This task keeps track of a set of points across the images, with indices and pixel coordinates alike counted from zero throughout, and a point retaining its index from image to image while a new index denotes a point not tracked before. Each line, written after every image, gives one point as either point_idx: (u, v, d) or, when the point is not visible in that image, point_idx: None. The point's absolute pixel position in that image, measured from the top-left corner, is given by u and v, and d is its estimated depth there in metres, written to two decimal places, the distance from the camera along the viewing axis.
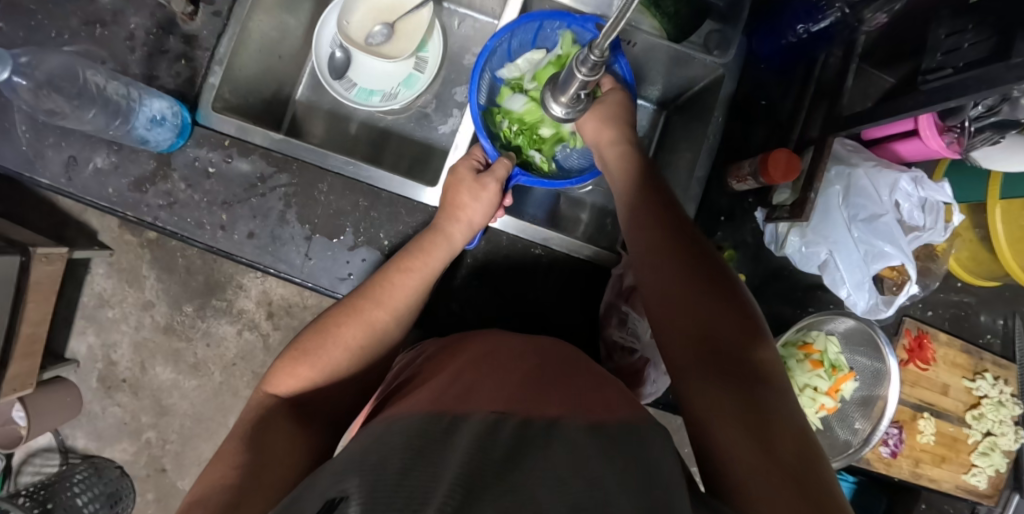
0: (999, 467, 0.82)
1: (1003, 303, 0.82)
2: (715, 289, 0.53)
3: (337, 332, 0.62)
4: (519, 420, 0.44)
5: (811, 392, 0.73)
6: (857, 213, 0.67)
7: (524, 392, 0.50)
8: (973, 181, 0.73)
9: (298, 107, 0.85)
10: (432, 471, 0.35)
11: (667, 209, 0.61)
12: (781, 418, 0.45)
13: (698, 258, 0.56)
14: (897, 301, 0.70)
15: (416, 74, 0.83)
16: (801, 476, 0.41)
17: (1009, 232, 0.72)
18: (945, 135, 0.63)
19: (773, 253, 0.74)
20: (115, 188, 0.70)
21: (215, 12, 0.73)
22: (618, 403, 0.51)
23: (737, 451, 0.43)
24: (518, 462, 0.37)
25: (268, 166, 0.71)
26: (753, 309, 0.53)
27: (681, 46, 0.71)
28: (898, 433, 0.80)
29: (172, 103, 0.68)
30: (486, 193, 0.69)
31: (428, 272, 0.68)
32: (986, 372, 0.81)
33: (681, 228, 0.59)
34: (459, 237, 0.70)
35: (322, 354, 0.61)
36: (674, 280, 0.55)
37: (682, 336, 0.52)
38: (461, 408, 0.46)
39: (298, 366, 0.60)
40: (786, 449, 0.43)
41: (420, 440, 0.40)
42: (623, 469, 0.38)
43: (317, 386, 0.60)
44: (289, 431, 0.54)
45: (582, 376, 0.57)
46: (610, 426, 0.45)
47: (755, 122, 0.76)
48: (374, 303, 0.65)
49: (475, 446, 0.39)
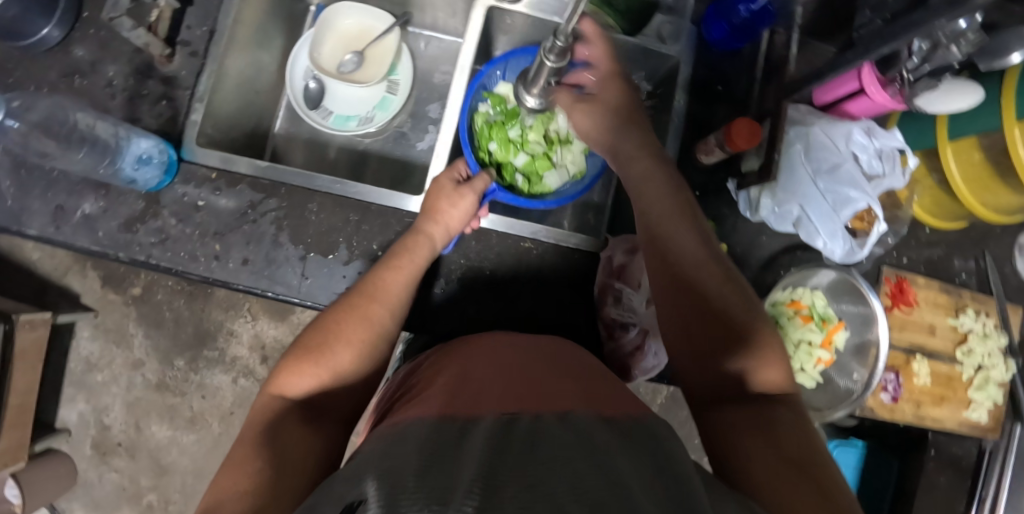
0: (996, 399, 0.85)
1: (971, 244, 0.87)
2: (727, 297, 0.54)
3: (341, 332, 0.60)
4: (530, 416, 0.45)
5: (806, 347, 0.77)
6: (820, 166, 0.71)
7: (533, 392, 0.51)
8: (922, 127, 0.79)
9: (278, 140, 0.88)
10: (448, 471, 0.35)
11: (672, 206, 0.59)
12: (781, 419, 0.45)
13: (729, 288, 0.54)
14: (868, 242, 0.73)
15: (389, 96, 0.87)
16: (813, 470, 0.40)
17: (965, 173, 0.77)
18: (887, 88, 0.69)
19: (749, 220, 0.77)
20: (105, 231, 0.70)
21: (191, 53, 0.75)
22: (629, 404, 0.50)
23: (746, 452, 0.43)
24: (532, 458, 0.37)
25: (256, 193, 0.72)
26: (775, 344, 0.52)
27: (640, 39, 0.77)
28: (895, 378, 0.83)
29: (158, 141, 0.70)
30: (464, 202, 0.72)
31: (414, 269, 0.68)
32: (967, 308, 0.85)
33: (687, 225, 0.58)
34: (439, 240, 0.71)
35: (327, 355, 0.58)
36: (688, 282, 0.55)
37: (695, 348, 0.52)
38: (471, 412, 0.47)
39: (304, 365, 0.57)
40: (798, 449, 0.42)
41: (435, 442, 0.40)
42: (631, 456, 0.38)
43: (323, 381, 0.57)
44: (301, 432, 0.51)
45: (592, 373, 0.58)
46: (623, 422, 0.45)
47: (716, 100, 0.80)
48: (370, 298, 0.64)
49: (489, 446, 0.39)
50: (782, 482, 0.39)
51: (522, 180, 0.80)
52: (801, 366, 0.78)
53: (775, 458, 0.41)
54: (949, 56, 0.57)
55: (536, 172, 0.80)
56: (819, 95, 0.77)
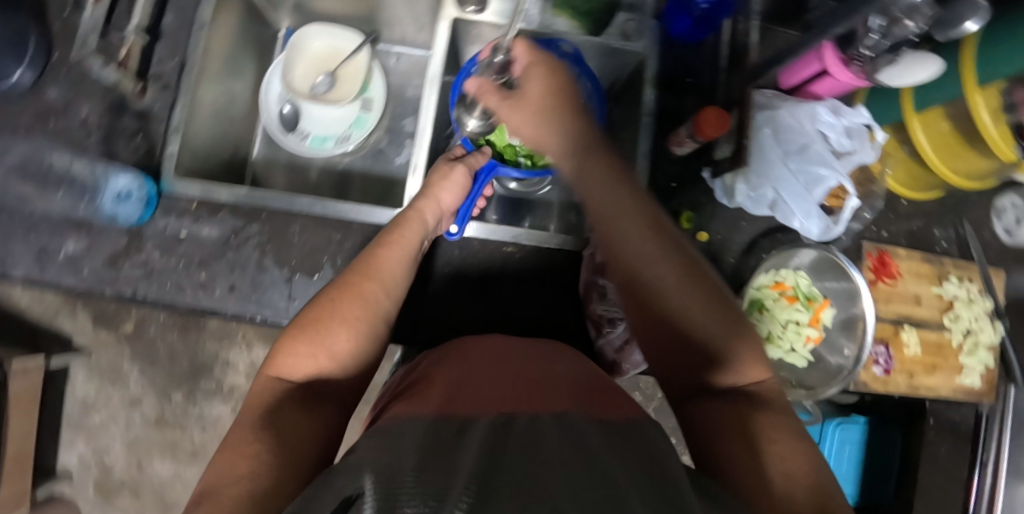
0: (987, 363, 0.86)
1: (949, 213, 0.89)
2: (694, 293, 0.53)
3: (337, 310, 0.58)
4: (527, 417, 0.45)
5: (795, 327, 0.78)
6: (790, 147, 0.72)
7: (527, 393, 0.50)
8: (888, 103, 0.80)
9: (256, 166, 0.89)
10: (446, 470, 0.36)
11: (629, 203, 0.58)
12: (760, 419, 0.46)
13: (700, 287, 0.53)
14: (843, 217, 0.74)
15: (364, 114, 0.88)
16: (795, 476, 0.41)
17: (935, 143, 0.78)
18: (849, 65, 0.69)
19: (726, 207, 0.78)
20: (90, 269, 0.71)
21: (164, 86, 0.76)
22: (621, 402, 0.50)
23: (730, 452, 0.44)
24: (527, 461, 0.38)
25: (238, 220, 0.73)
26: (748, 339, 0.52)
27: (602, 38, 0.80)
28: (886, 351, 0.83)
29: (137, 177, 0.70)
30: (456, 177, 0.72)
31: (406, 247, 0.67)
32: (950, 275, 0.86)
33: (649, 219, 0.57)
34: (432, 217, 0.71)
35: (324, 333, 0.56)
36: (654, 281, 0.54)
37: (671, 349, 0.53)
38: (467, 413, 0.47)
39: (301, 345, 0.55)
40: (779, 449, 0.43)
41: (432, 442, 0.40)
42: (623, 457, 0.39)
43: (321, 362, 0.55)
44: (303, 411, 0.50)
45: (583, 370, 0.59)
46: (617, 425, 0.45)
47: (685, 91, 0.82)
48: (365, 275, 0.62)
49: (486, 448, 0.39)
50: (763, 489, 0.40)
51: (524, 159, 0.78)
52: (791, 347, 0.79)
53: (756, 461, 0.42)
54: (903, 29, 0.58)
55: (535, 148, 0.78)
56: (784, 78, 0.78)
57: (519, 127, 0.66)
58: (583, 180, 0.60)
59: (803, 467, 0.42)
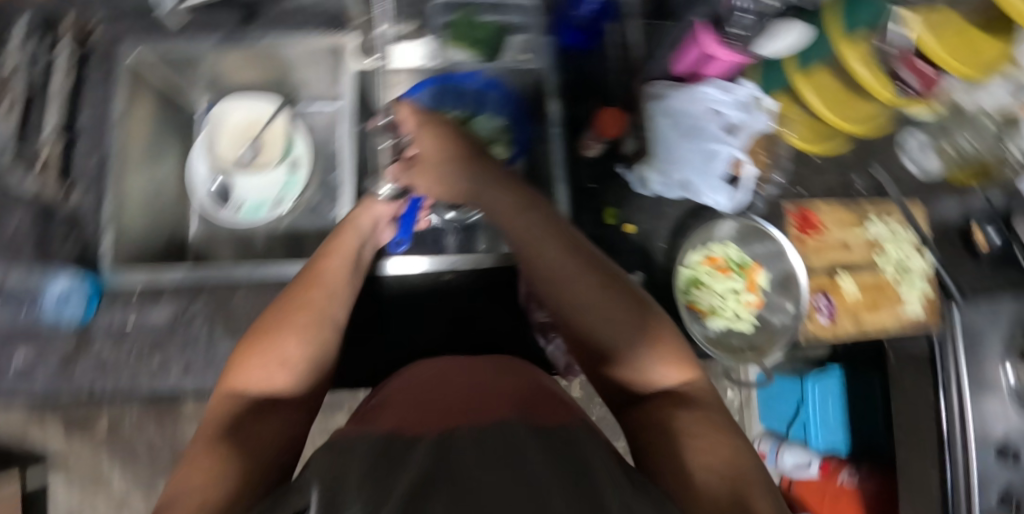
0: (925, 289, 0.89)
1: (856, 162, 0.94)
2: (616, 301, 0.56)
3: (285, 321, 0.58)
4: (469, 426, 0.43)
5: (734, 295, 0.82)
6: (684, 129, 0.78)
7: (473, 397, 0.51)
8: (775, 72, 0.86)
9: (197, 244, 0.91)
10: (382, 488, 0.34)
11: (544, 226, 0.61)
12: (682, 417, 0.50)
13: (620, 298, 0.57)
14: (745, 185, 0.80)
15: (293, 175, 0.91)
16: (716, 461, 0.44)
17: (826, 99, 0.82)
18: (726, 45, 0.74)
19: (642, 195, 0.81)
20: (44, 377, 0.71)
21: (88, 185, 0.78)
22: (558, 409, 0.50)
23: (660, 451, 0.47)
24: (459, 472, 0.37)
25: (181, 300, 0.75)
26: (669, 339, 0.57)
27: (498, 62, 0.83)
28: (826, 300, 0.88)
29: (75, 276, 0.72)
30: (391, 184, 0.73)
31: (347, 253, 0.67)
32: (871, 217, 0.92)
33: (564, 237, 0.61)
34: (366, 225, 0.71)
35: (274, 343, 0.56)
36: (578, 296, 0.57)
37: (602, 354, 0.57)
38: (412, 428, 0.45)
39: (254, 358, 0.55)
40: (699, 439, 0.47)
41: (375, 460, 0.38)
42: (556, 465, 0.38)
43: (272, 373, 0.54)
44: (262, 423, 0.50)
45: (527, 372, 0.61)
46: (553, 430, 0.44)
47: (589, 95, 0.86)
48: (309, 285, 0.62)
49: (429, 462, 0.38)
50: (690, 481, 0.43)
51: None
52: (736, 315, 0.83)
53: (682, 456, 0.45)
54: None
55: None
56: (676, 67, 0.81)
57: (429, 188, 0.71)
58: (507, 210, 0.63)
59: (723, 453, 0.45)
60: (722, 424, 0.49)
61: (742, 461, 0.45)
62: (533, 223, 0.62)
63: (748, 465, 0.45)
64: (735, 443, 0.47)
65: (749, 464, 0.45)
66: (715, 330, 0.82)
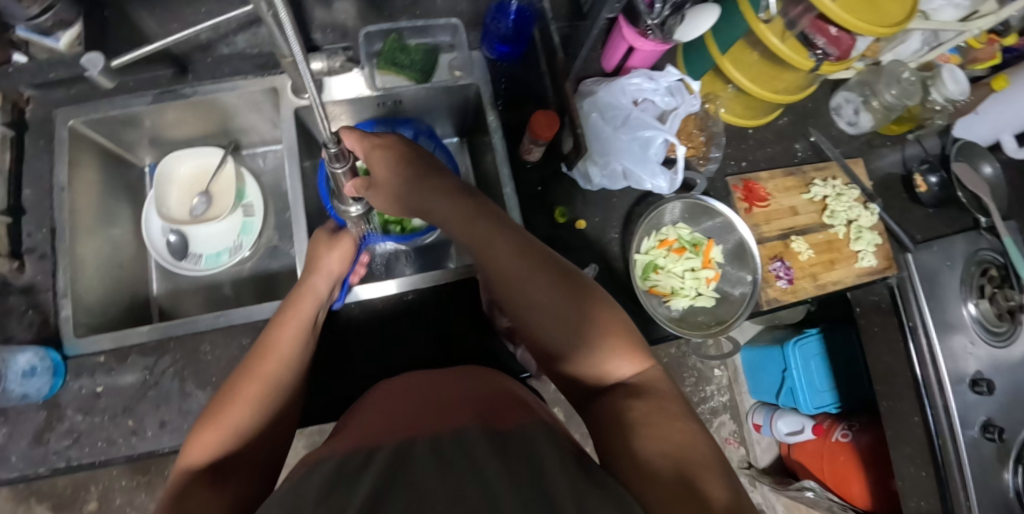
0: (875, 242, 0.92)
1: (794, 129, 0.97)
2: (570, 295, 0.58)
3: (236, 393, 0.60)
4: (427, 436, 0.44)
5: (693, 273, 0.85)
6: (615, 122, 0.81)
7: (435, 405, 0.51)
8: (699, 55, 0.88)
9: (161, 300, 0.91)
10: (338, 505, 0.35)
11: (498, 224, 0.62)
12: (635, 402, 0.52)
13: (574, 292, 0.58)
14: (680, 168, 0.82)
15: (249, 219, 0.93)
16: (667, 444, 0.46)
17: (749, 75, 0.86)
18: (646, 36, 0.75)
19: (591, 190, 0.84)
20: (18, 454, 0.71)
21: (40, 256, 0.78)
22: (515, 410, 0.50)
23: (616, 444, 0.48)
24: (414, 481, 0.37)
25: (148, 358, 0.75)
26: (622, 330, 0.58)
27: (434, 83, 0.85)
28: (783, 264, 0.89)
29: (37, 350, 0.71)
30: (342, 245, 0.74)
31: (302, 321, 0.67)
32: (815, 180, 0.94)
33: (519, 235, 0.61)
34: (323, 287, 0.71)
35: (225, 416, 0.58)
36: (534, 291, 0.58)
37: (559, 349, 0.58)
38: (373, 442, 0.45)
39: (207, 432, 0.57)
40: (650, 425, 0.48)
41: (333, 479, 0.39)
42: (509, 465, 0.39)
43: (222, 443, 0.56)
44: (207, 494, 0.51)
45: (489, 374, 0.62)
46: (508, 432, 0.45)
47: (525, 101, 0.88)
48: (262, 357, 0.63)
49: (386, 474, 0.38)
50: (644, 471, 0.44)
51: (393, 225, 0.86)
52: (697, 292, 0.85)
53: (637, 447, 0.46)
54: None
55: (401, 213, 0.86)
56: (606, 62, 0.84)
57: (385, 206, 0.69)
58: (456, 220, 0.63)
59: (672, 434, 0.47)
60: (675, 407, 0.51)
61: (693, 442, 0.47)
62: (486, 224, 0.62)
63: (698, 444, 0.47)
64: (687, 422, 0.49)
65: (699, 443, 0.47)
66: (679, 310, 0.84)
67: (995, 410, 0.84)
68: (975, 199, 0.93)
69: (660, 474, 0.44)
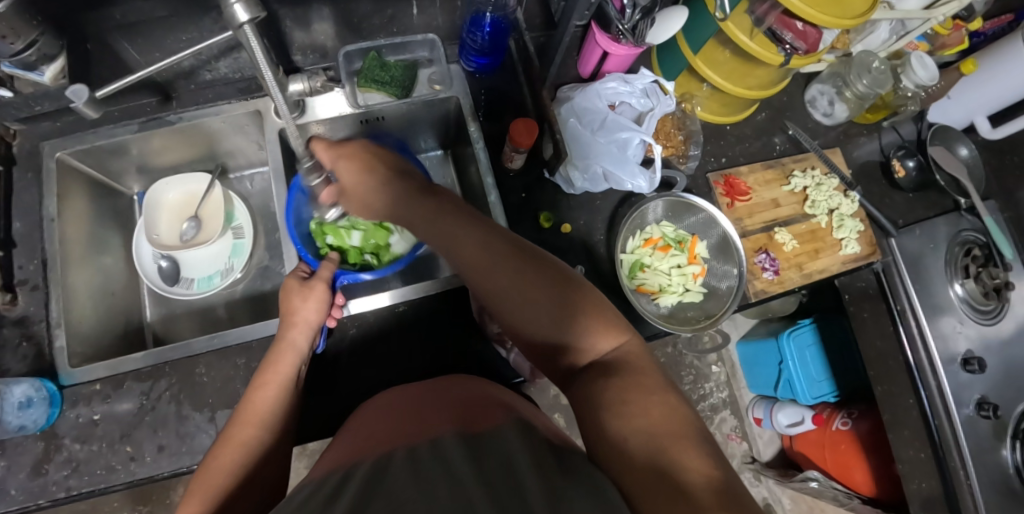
0: (857, 228, 0.93)
1: (770, 123, 0.99)
2: (541, 282, 0.58)
3: (216, 462, 0.60)
4: (406, 447, 0.45)
5: (679, 270, 0.86)
6: (593, 125, 0.82)
7: (417, 416, 0.52)
8: (672, 56, 0.91)
9: (155, 326, 0.92)
10: None
11: (465, 222, 0.63)
12: (611, 377, 0.52)
13: (545, 279, 0.59)
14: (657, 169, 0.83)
15: (239, 241, 0.94)
16: (642, 422, 0.47)
17: (723, 73, 0.88)
18: (619, 41, 0.77)
19: (574, 193, 0.86)
20: (17, 487, 0.71)
21: (33, 287, 0.78)
22: (495, 413, 0.51)
23: (594, 426, 0.49)
24: (389, 490, 0.38)
25: (144, 383, 0.76)
26: (599, 309, 0.58)
27: (414, 98, 0.87)
28: (768, 256, 0.90)
29: (33, 382, 0.72)
30: (314, 291, 0.71)
31: (283, 382, 0.67)
32: (794, 171, 0.96)
33: (486, 231, 0.62)
34: (303, 339, 0.70)
35: (206, 485, 0.57)
36: (506, 280, 0.59)
37: (538, 335, 0.59)
38: (354, 459, 0.46)
39: (189, 503, 0.56)
40: (626, 404, 0.49)
41: (311, 497, 0.40)
42: (482, 467, 0.40)
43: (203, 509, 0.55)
44: None
45: (476, 381, 0.63)
46: (482, 435, 0.45)
47: (504, 110, 0.90)
48: (241, 423, 0.63)
49: (362, 487, 0.39)
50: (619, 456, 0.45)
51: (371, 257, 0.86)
52: (685, 288, 0.86)
53: (612, 428, 0.47)
54: None
55: (379, 245, 0.86)
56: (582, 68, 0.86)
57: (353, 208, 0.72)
58: (422, 224, 0.65)
59: (646, 412, 0.48)
60: (651, 383, 0.52)
61: (669, 417, 0.48)
62: (454, 223, 0.63)
63: (674, 420, 0.47)
64: (664, 397, 0.50)
65: (676, 420, 0.47)
66: (667, 307, 0.85)
67: (987, 387, 0.85)
68: (954, 182, 0.94)
69: (634, 456, 0.44)
